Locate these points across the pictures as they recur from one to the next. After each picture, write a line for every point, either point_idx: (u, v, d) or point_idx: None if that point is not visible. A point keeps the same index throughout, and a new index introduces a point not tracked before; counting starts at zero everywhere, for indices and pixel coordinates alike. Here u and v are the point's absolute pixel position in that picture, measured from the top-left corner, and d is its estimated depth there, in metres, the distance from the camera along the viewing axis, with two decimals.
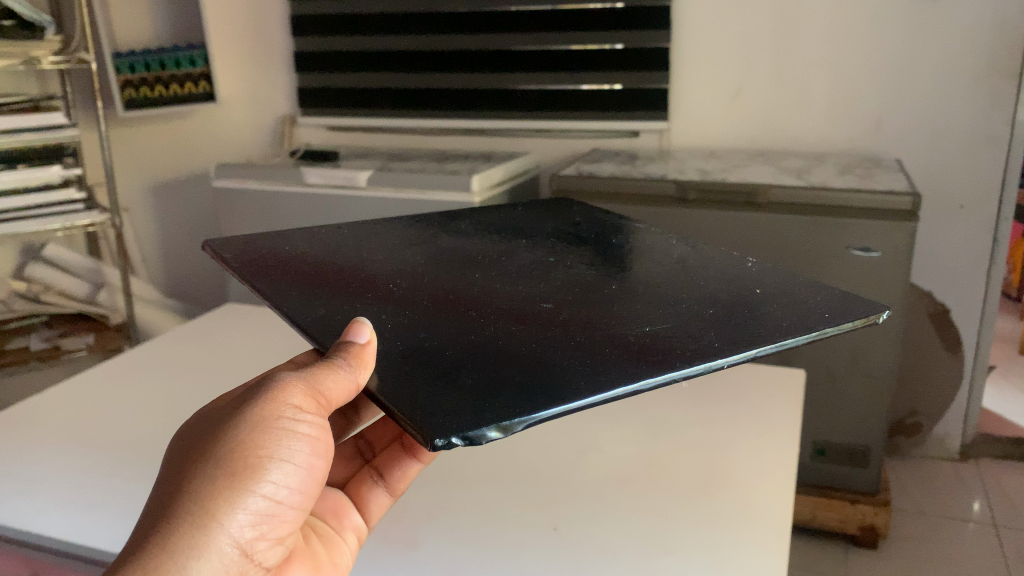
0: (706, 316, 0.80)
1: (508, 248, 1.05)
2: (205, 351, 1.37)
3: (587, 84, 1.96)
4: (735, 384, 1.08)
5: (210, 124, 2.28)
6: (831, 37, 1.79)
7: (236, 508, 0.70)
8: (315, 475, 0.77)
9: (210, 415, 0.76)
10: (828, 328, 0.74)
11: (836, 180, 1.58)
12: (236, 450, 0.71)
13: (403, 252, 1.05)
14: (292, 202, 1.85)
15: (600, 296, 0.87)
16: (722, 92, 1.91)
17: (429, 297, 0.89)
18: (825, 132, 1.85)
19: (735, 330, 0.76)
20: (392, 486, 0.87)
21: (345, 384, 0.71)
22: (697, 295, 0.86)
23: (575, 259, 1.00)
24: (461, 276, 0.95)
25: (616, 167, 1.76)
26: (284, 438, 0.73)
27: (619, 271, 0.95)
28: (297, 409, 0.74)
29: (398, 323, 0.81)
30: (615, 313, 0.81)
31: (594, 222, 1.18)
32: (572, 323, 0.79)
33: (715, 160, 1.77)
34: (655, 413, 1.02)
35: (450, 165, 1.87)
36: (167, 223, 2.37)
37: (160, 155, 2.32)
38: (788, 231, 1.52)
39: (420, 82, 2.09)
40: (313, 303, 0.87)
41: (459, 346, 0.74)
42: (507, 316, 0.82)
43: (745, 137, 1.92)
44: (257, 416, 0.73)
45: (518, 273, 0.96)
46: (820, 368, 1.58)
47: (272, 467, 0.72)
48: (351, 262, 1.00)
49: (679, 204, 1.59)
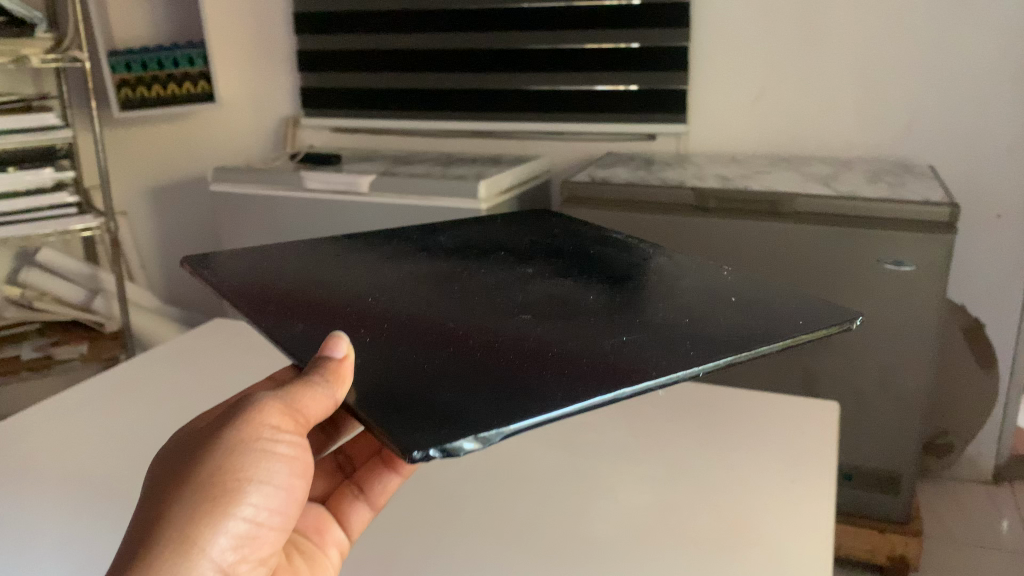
0: (687, 323, 0.76)
1: (475, 261, 0.98)
2: (190, 372, 1.29)
3: (600, 84, 1.87)
4: (755, 416, 0.99)
5: (210, 126, 2.21)
6: (858, 36, 1.69)
7: (213, 533, 0.71)
8: (294, 494, 0.78)
9: (187, 436, 0.76)
10: (807, 334, 0.71)
11: (863, 188, 1.48)
12: (216, 473, 0.72)
13: (376, 262, 0.99)
14: (291, 208, 1.77)
15: (579, 307, 0.81)
16: (743, 94, 1.81)
17: (404, 306, 0.84)
18: (851, 136, 1.75)
19: (716, 336, 0.72)
20: (374, 500, 0.87)
21: (321, 403, 0.70)
22: (676, 302, 0.81)
23: (550, 270, 0.93)
24: (437, 284, 0.90)
25: (632, 172, 1.66)
26: (262, 460, 0.74)
27: (598, 278, 0.90)
28: (276, 430, 0.74)
29: (374, 334, 0.76)
30: (589, 326, 0.76)
31: (569, 236, 1.10)
32: (549, 332, 0.75)
33: (736, 165, 1.67)
34: (671, 450, 0.93)
35: (457, 170, 1.79)
36: (165, 227, 2.30)
37: (158, 157, 2.25)
38: (813, 243, 1.42)
39: (426, 83, 2.01)
40: (284, 315, 0.81)
41: (431, 358, 0.70)
42: (482, 326, 0.77)
43: (767, 141, 1.82)
44: (233, 438, 0.73)
45: (495, 281, 0.90)
46: (847, 389, 1.49)
47: (250, 490, 0.73)
48: (322, 274, 0.94)
49: (697, 213, 1.49)
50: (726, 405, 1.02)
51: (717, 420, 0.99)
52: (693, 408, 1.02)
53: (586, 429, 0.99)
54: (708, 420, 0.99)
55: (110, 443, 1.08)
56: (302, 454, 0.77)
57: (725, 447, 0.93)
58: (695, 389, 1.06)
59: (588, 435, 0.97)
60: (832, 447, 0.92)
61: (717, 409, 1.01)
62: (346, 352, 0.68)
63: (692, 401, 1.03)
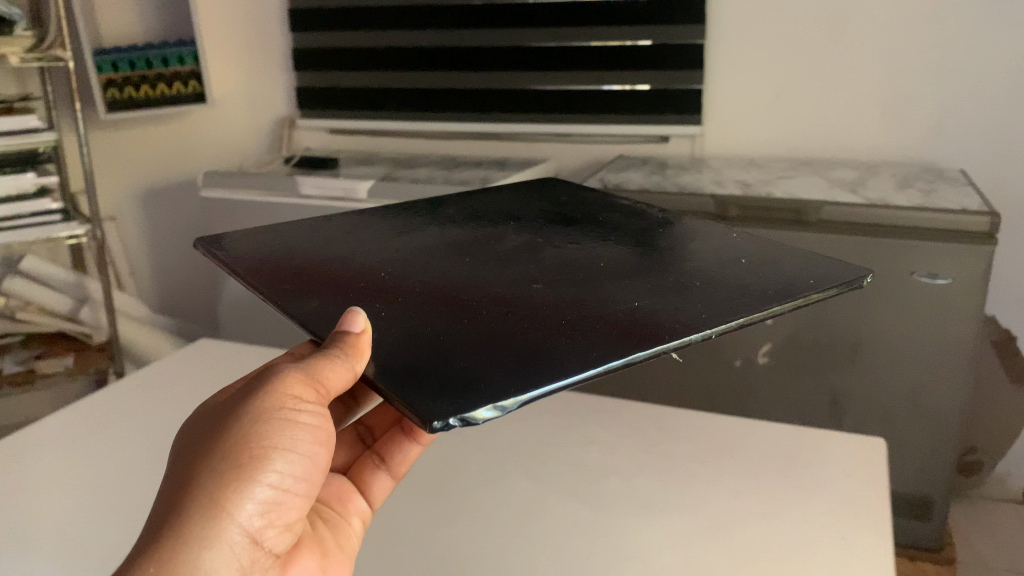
0: (693, 290, 0.78)
1: (488, 225, 0.99)
2: (173, 392, 1.19)
3: (609, 83, 1.78)
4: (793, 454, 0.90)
5: (202, 127, 2.12)
6: (885, 32, 1.60)
7: (244, 496, 0.71)
8: (319, 463, 0.78)
9: (214, 412, 0.78)
10: (809, 296, 0.74)
11: (894, 195, 1.39)
12: (241, 441, 0.73)
13: (385, 231, 0.98)
14: (286, 215, 1.68)
15: (591, 269, 0.85)
16: (761, 93, 1.72)
17: (417, 277, 0.85)
18: (876, 139, 1.66)
19: (719, 302, 0.75)
20: (394, 470, 0.89)
21: (343, 372, 0.71)
22: (683, 270, 0.83)
23: (560, 239, 0.94)
24: (449, 254, 0.90)
25: (645, 177, 1.57)
26: (286, 428, 0.75)
27: (608, 247, 0.91)
28: (297, 400, 0.75)
29: (392, 308, 0.78)
30: (608, 286, 0.81)
31: (579, 200, 1.09)
32: (562, 302, 0.77)
33: (755, 170, 1.58)
34: (703, 502, 0.83)
35: (460, 174, 1.70)
36: (155, 232, 2.21)
37: (148, 160, 2.16)
38: (841, 254, 1.33)
39: (427, 82, 1.91)
40: (303, 292, 0.82)
41: (448, 322, 0.75)
42: (496, 297, 0.80)
43: (786, 143, 1.72)
44: (258, 409, 0.74)
45: (507, 249, 0.91)
46: (876, 410, 1.39)
47: (276, 456, 0.74)
48: (333, 246, 0.94)
49: (717, 221, 1.40)
50: (760, 442, 0.93)
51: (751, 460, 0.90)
52: (725, 446, 0.93)
53: (607, 470, 0.90)
54: (742, 461, 0.90)
55: (82, 479, 0.99)
56: (323, 424, 0.77)
57: (764, 497, 0.84)
58: (724, 421, 0.98)
59: (608, 480, 0.89)
60: (883, 495, 0.83)
61: (750, 444, 0.92)
62: (362, 327, 0.71)
63: (722, 436, 0.94)
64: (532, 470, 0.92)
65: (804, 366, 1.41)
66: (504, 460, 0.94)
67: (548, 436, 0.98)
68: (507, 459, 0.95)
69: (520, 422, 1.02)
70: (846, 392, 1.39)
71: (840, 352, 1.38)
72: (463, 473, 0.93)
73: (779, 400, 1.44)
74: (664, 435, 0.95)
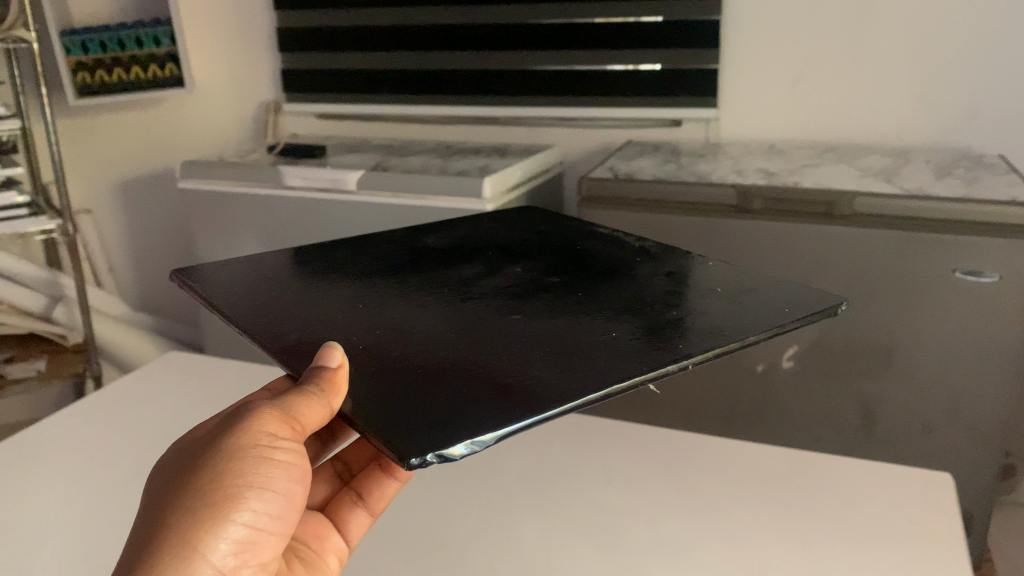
0: (671, 318, 0.75)
1: (458, 257, 0.93)
2: (145, 408, 1.08)
3: (617, 64, 1.65)
4: (842, 495, 0.78)
5: (182, 113, 1.99)
6: (919, 6, 1.46)
7: (217, 536, 0.67)
8: (296, 500, 0.74)
9: (188, 445, 0.73)
10: (785, 328, 0.73)
11: (932, 185, 1.27)
12: (215, 481, 0.68)
13: (352, 258, 0.92)
14: (270, 208, 1.56)
15: (567, 304, 0.80)
16: (781, 74, 1.59)
17: (388, 307, 0.80)
18: (906, 122, 1.53)
19: (696, 330, 0.72)
20: (373, 505, 0.80)
21: (319, 409, 0.66)
22: (660, 298, 0.80)
23: (536, 269, 0.89)
24: (420, 283, 0.85)
25: (659, 165, 1.45)
26: (262, 466, 0.70)
27: (586, 275, 0.87)
28: (273, 437, 0.70)
29: (364, 338, 0.74)
30: (590, 314, 0.77)
31: (556, 229, 1.02)
32: (539, 334, 0.73)
33: (778, 158, 1.46)
34: (745, 555, 0.71)
35: (458, 163, 1.58)
36: (135, 225, 2.10)
37: (126, 149, 2.04)
38: (876, 251, 1.21)
39: (422, 64, 1.79)
40: (273, 321, 0.76)
41: (419, 359, 0.69)
42: (471, 328, 0.75)
43: (808, 128, 1.60)
44: (232, 445, 0.70)
45: (480, 278, 0.87)
46: (912, 418, 1.28)
47: (251, 495, 0.69)
48: (300, 273, 0.88)
49: (740, 214, 1.28)
50: (801, 478, 0.81)
51: (793, 502, 0.78)
52: (761, 481, 0.81)
53: (626, 512, 0.78)
54: (782, 501, 0.78)
55: (36, 513, 0.88)
56: (301, 461, 0.72)
57: (810, 551, 0.72)
58: (758, 450, 0.86)
59: (627, 525, 0.77)
60: (951, 548, 0.71)
61: (791, 480, 0.81)
62: (340, 361, 0.66)
63: (758, 470, 0.83)
64: (540, 511, 0.80)
65: (833, 371, 1.30)
66: (508, 497, 0.82)
67: (558, 467, 0.86)
68: (511, 495, 0.83)
69: (526, 450, 0.90)
70: (879, 399, 1.28)
71: (873, 356, 1.27)
72: (460, 512, 0.81)
73: (808, 407, 1.33)
74: (691, 468, 0.84)
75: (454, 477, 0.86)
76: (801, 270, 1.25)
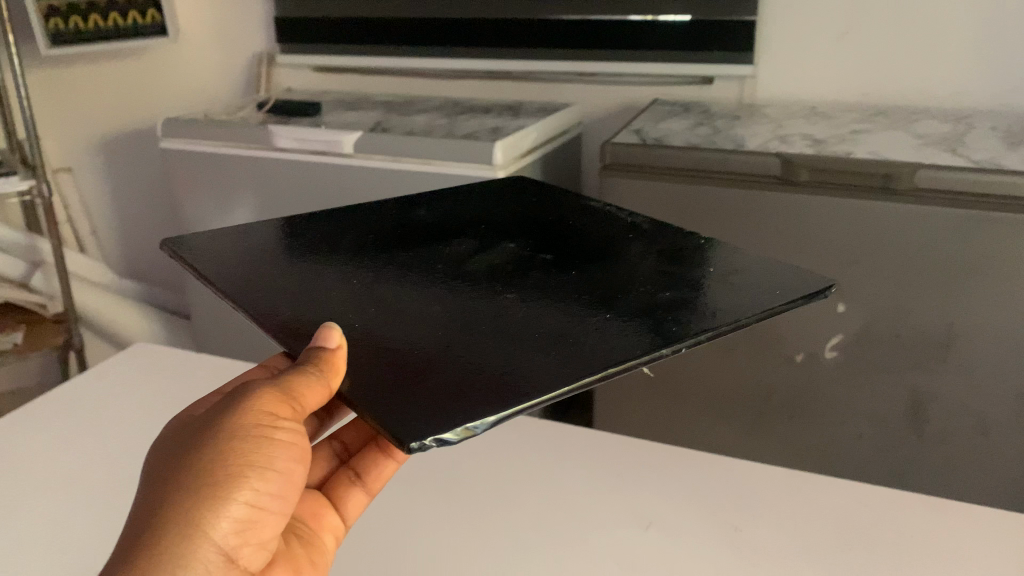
0: (677, 288, 0.65)
1: (445, 233, 0.79)
2: (117, 396, 0.97)
3: (642, 14, 1.48)
4: (927, 555, 0.65)
5: (167, 64, 1.85)
6: None
7: (216, 517, 0.57)
8: (299, 483, 0.64)
9: (181, 426, 0.63)
10: (779, 306, 0.61)
11: (1003, 156, 1.11)
12: (205, 469, 0.58)
13: (325, 223, 0.80)
14: (260, 171, 1.43)
15: (565, 287, 0.67)
16: (826, 27, 1.43)
17: (371, 273, 0.69)
18: (967, 84, 1.37)
19: (709, 299, 0.63)
20: (369, 484, 0.72)
21: (318, 390, 0.56)
22: (669, 264, 0.70)
23: (535, 236, 0.78)
24: (402, 250, 0.74)
25: (690, 128, 1.30)
26: (259, 451, 0.60)
27: (590, 240, 0.76)
28: (274, 415, 0.60)
29: (342, 311, 0.63)
30: (597, 284, 0.67)
31: (550, 198, 0.89)
32: (539, 306, 0.63)
33: (822, 122, 1.31)
34: None
35: (464, 123, 1.43)
36: (123, 184, 1.98)
37: (109, 101, 1.92)
38: (937, 232, 1.07)
39: (426, 12, 1.62)
40: (267, 290, 0.65)
41: (408, 336, 0.59)
42: (460, 299, 0.65)
43: (853, 88, 1.45)
44: (230, 422, 0.60)
45: (473, 245, 0.75)
46: (968, 417, 1.14)
47: (252, 476, 0.59)
48: (281, 240, 0.76)
49: (783, 187, 1.14)
50: (878, 529, 0.67)
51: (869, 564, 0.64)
52: (829, 532, 0.67)
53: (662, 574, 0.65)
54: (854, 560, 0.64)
55: None
56: (303, 440, 0.63)
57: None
58: (822, 488, 0.72)
59: None
60: None
61: (858, 525, 0.68)
62: (341, 342, 0.56)
63: (826, 518, 0.69)
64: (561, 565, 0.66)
65: (882, 364, 1.16)
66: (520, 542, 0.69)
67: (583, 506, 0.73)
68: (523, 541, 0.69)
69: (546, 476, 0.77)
70: (931, 394, 1.15)
71: (927, 349, 1.13)
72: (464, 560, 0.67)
73: (851, 400, 1.20)
74: (742, 510, 0.70)
75: (460, 511, 0.73)
76: (851, 250, 1.12)
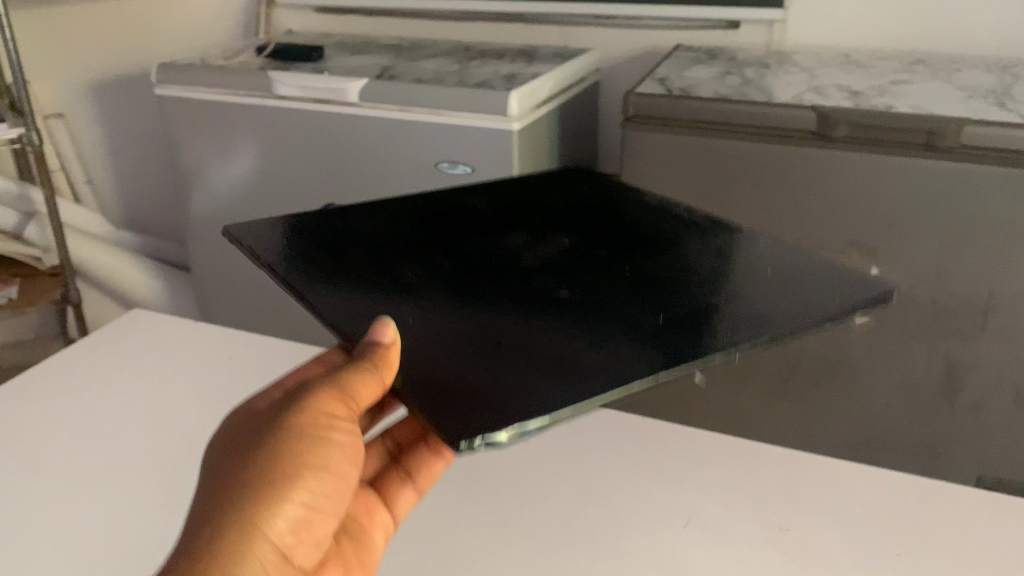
0: (737, 285, 0.60)
1: (493, 218, 0.74)
2: (119, 361, 0.92)
3: None
4: (987, 553, 0.60)
5: (161, 4, 1.76)
6: None
7: (273, 517, 0.54)
8: (354, 484, 0.60)
9: (231, 423, 0.59)
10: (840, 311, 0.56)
11: None
12: (264, 465, 0.54)
13: (370, 206, 0.75)
14: (262, 120, 1.36)
15: (611, 283, 0.61)
16: None
17: (415, 259, 0.65)
18: (1014, 30, 1.29)
19: (770, 300, 0.58)
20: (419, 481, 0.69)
21: (371, 387, 0.53)
22: (727, 258, 0.65)
23: (586, 223, 0.73)
24: (449, 235, 0.70)
25: (719, 78, 1.22)
26: (315, 448, 0.56)
27: (645, 229, 0.71)
28: (330, 415, 0.57)
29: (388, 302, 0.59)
30: (655, 278, 0.62)
31: (604, 180, 0.84)
32: (595, 299, 0.59)
33: (860, 71, 1.23)
34: None
35: (477, 69, 1.35)
36: (119, 131, 1.91)
37: (101, 43, 1.83)
38: (984, 194, 1.00)
39: None
40: (312, 278, 0.61)
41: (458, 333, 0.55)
42: (512, 288, 0.61)
43: (891, 34, 1.36)
44: (286, 420, 0.56)
45: (524, 230, 0.71)
46: (1006, 386, 1.10)
47: (310, 473, 0.56)
48: (323, 221, 0.71)
49: (819, 143, 1.07)
50: (935, 527, 0.63)
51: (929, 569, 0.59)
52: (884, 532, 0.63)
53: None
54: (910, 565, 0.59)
55: None
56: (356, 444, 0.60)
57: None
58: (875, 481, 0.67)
59: None
60: None
61: (910, 520, 0.63)
62: (396, 335, 0.52)
63: (880, 517, 0.64)
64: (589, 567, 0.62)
65: (917, 331, 1.11)
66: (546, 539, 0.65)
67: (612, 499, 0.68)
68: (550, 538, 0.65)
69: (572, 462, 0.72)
70: (968, 361, 1.10)
71: (965, 317, 1.08)
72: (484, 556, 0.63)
73: (881, 365, 1.16)
74: (788, 509, 0.65)
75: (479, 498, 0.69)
76: (890, 211, 1.06)
